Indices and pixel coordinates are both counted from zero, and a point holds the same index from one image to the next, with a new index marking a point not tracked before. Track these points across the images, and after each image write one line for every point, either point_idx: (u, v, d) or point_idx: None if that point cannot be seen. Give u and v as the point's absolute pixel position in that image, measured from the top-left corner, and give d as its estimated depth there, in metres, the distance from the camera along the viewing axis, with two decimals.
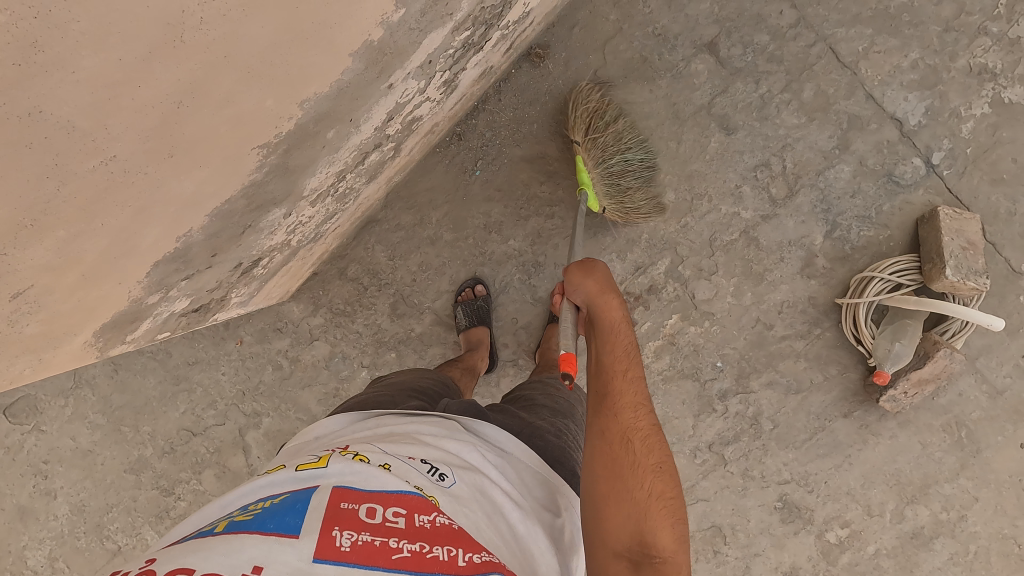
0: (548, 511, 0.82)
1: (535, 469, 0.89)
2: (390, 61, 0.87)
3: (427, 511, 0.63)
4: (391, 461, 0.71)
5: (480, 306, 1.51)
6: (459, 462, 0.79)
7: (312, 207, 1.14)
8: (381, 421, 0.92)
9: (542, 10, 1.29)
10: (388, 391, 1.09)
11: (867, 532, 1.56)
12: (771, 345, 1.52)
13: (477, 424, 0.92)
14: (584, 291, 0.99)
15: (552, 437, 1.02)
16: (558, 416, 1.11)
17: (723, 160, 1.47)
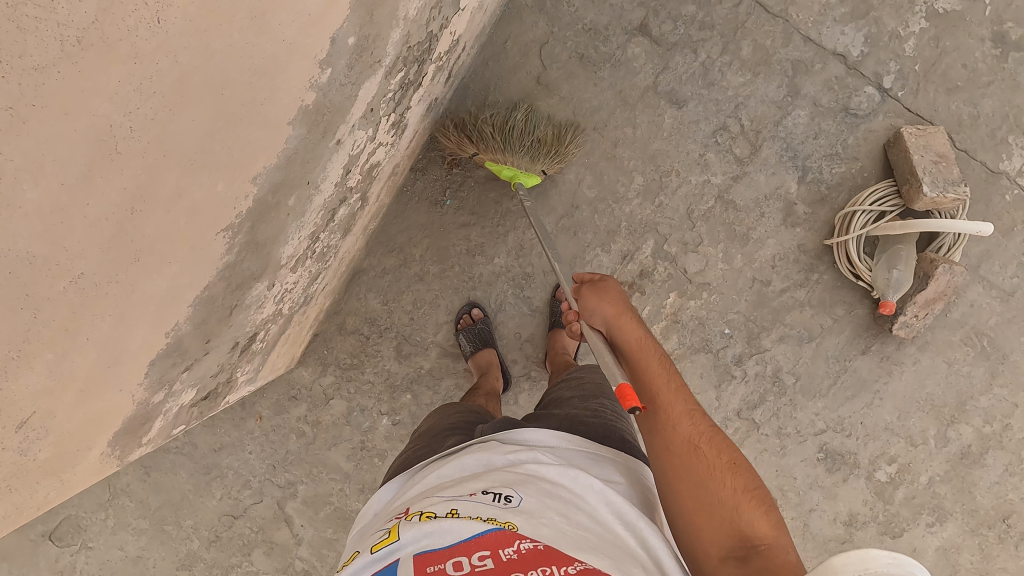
0: (614, 483, 0.84)
1: (589, 451, 0.90)
2: (331, 118, 0.90)
3: (509, 540, 0.64)
4: (456, 505, 0.70)
5: (481, 329, 1.52)
6: (516, 474, 0.79)
7: (294, 272, 1.16)
8: (427, 470, 0.90)
9: (470, 34, 1.32)
10: (422, 441, 1.07)
11: (915, 463, 1.55)
12: (774, 301, 1.51)
13: (515, 432, 0.92)
14: (601, 316, 0.99)
15: (591, 418, 1.02)
16: (590, 399, 1.11)
17: (680, 133, 1.49)
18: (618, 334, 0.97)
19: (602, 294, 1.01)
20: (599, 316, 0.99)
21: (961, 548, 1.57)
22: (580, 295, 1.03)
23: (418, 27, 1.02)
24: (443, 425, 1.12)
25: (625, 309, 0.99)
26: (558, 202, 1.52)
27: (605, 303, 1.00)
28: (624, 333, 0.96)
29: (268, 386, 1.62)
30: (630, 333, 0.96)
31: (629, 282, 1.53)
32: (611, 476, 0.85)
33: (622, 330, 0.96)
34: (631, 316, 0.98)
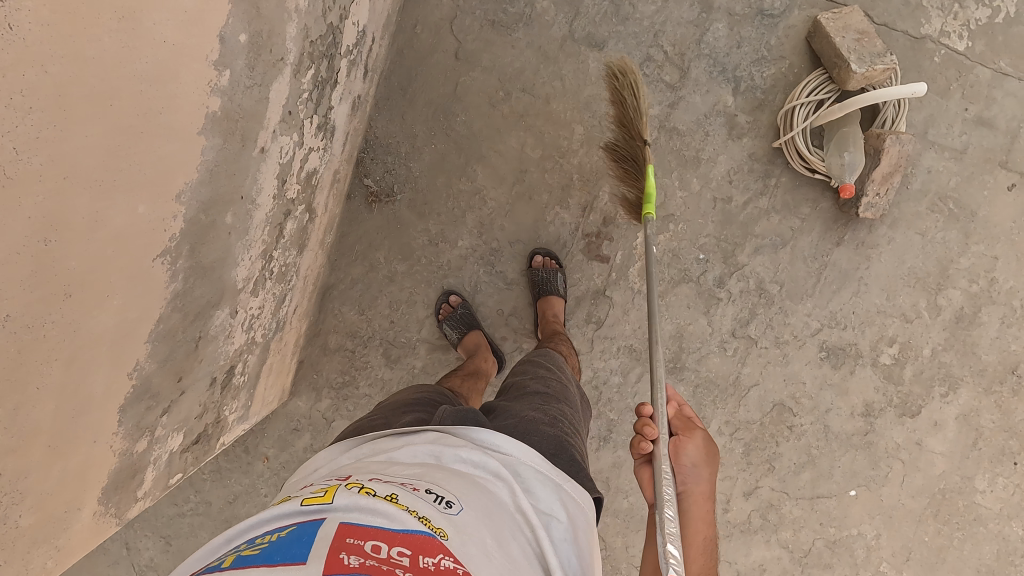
0: (559, 517, 0.78)
1: (543, 469, 0.84)
2: (247, 125, 0.88)
3: (433, 549, 0.59)
4: (396, 490, 0.67)
5: (462, 313, 1.51)
6: (464, 482, 0.75)
7: (256, 296, 1.14)
8: (376, 447, 0.88)
9: (376, 23, 1.31)
10: (380, 412, 1.06)
11: (915, 338, 1.56)
12: (739, 215, 1.52)
13: (475, 431, 0.88)
14: (691, 483, 0.91)
15: (547, 428, 1.00)
16: (550, 401, 1.10)
17: (608, 75, 1.48)
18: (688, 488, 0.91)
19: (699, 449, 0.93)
20: (689, 478, 0.92)
21: (980, 410, 1.58)
22: (688, 445, 0.94)
23: (315, 19, 1.00)
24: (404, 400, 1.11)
25: (711, 496, 0.92)
26: (505, 171, 1.51)
27: (705, 476, 0.92)
28: (693, 495, 0.91)
29: (267, 425, 1.59)
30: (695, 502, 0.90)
31: (595, 232, 1.53)
32: (550, 505, 0.79)
33: (692, 492, 0.91)
34: (710, 501, 0.92)
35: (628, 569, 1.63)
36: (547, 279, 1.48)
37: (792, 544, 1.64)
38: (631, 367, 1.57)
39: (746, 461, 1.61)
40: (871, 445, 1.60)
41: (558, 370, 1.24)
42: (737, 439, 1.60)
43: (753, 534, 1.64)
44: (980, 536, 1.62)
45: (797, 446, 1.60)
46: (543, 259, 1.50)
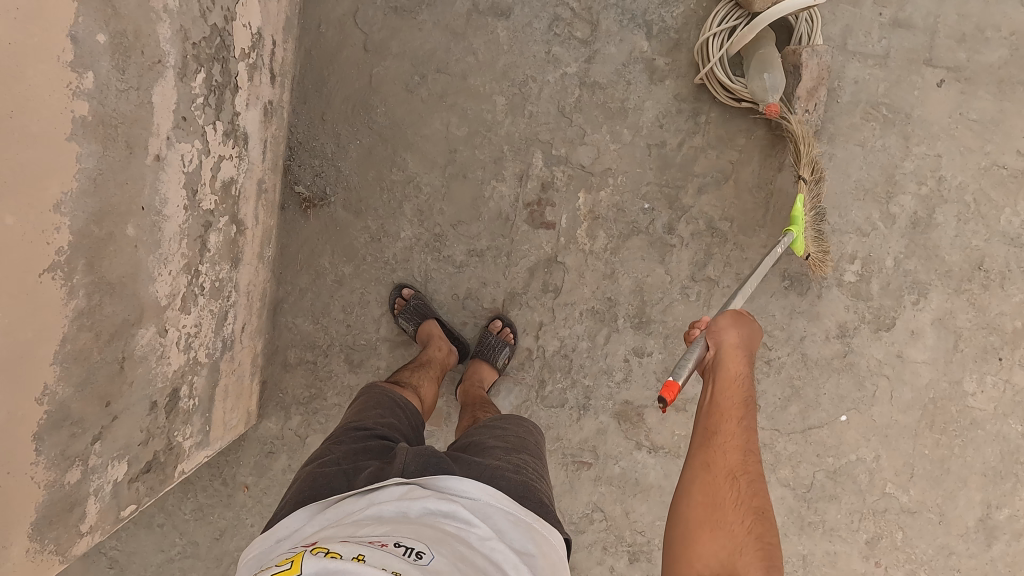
0: (530, 553, 0.80)
1: (510, 510, 0.86)
2: (130, 130, 0.86)
3: None
4: (364, 549, 0.65)
5: (417, 305, 1.48)
6: (432, 532, 0.74)
7: (188, 313, 1.11)
8: (337, 510, 0.85)
9: (273, 25, 1.29)
10: (334, 452, 1.02)
11: (875, 250, 1.54)
12: (677, 157, 1.50)
13: (440, 478, 0.88)
14: (722, 339, 1.07)
15: (512, 474, 0.98)
16: (512, 452, 1.07)
17: (519, 41, 1.47)
18: (722, 356, 1.06)
19: (733, 325, 1.08)
20: (720, 336, 1.07)
21: (954, 312, 1.56)
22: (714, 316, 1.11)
23: (192, 19, 0.98)
24: (357, 428, 1.08)
25: (742, 347, 1.07)
26: (435, 155, 1.49)
27: (731, 329, 1.08)
28: (726, 364, 1.04)
29: (241, 453, 1.55)
30: (730, 369, 1.04)
31: (536, 200, 1.51)
32: (523, 545, 0.80)
33: (724, 361, 1.05)
34: (743, 354, 1.07)
35: (632, 536, 1.60)
36: (494, 345, 1.49)
37: (793, 481, 1.60)
38: (597, 329, 1.54)
39: None
40: (852, 366, 1.57)
41: (517, 419, 1.21)
42: None
43: None
44: (980, 439, 1.59)
45: (779, 380, 1.57)
46: (500, 326, 1.52)
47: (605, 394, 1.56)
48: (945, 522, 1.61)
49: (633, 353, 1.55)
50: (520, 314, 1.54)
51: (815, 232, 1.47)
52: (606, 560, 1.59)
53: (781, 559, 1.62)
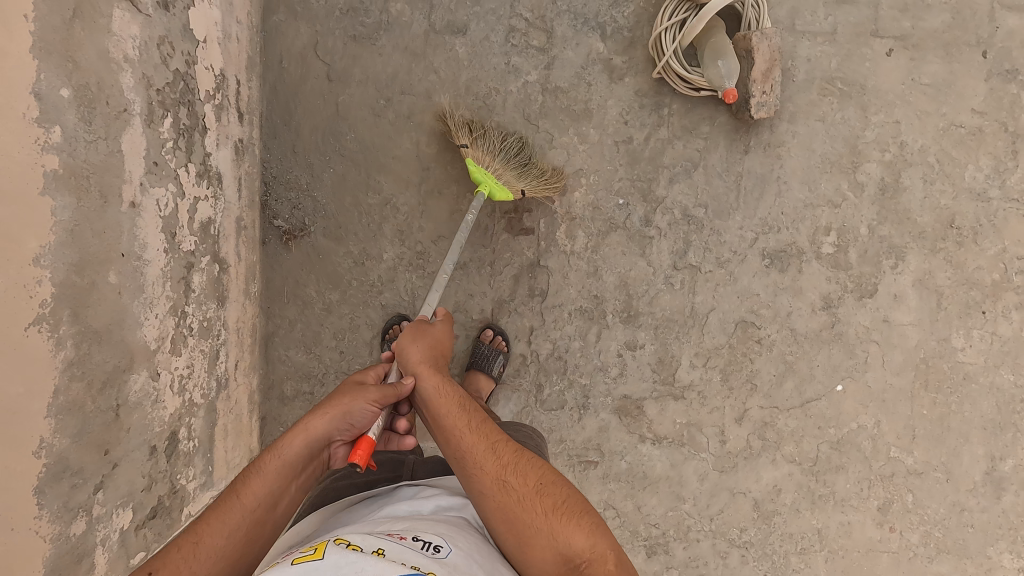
0: None
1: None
2: (102, 180, 0.88)
3: None
4: (382, 543, 0.65)
5: None
6: (444, 530, 0.75)
7: (179, 355, 1.12)
8: (343, 520, 0.86)
9: (235, 65, 1.32)
10: (343, 468, 1.05)
11: (849, 220, 1.57)
12: (645, 151, 1.53)
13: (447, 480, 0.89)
14: (406, 363, 0.96)
15: None
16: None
17: (479, 55, 1.50)
18: (419, 380, 0.93)
19: (418, 333, 1.01)
20: (407, 362, 0.96)
21: (933, 271, 1.59)
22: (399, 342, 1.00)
23: (154, 67, 1.00)
24: None
25: (425, 361, 0.96)
26: (409, 174, 1.51)
27: (414, 348, 0.97)
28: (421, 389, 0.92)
29: None
30: (426, 389, 0.92)
31: (513, 208, 1.53)
32: None
33: (419, 382, 0.92)
34: (429, 367, 0.94)
35: (647, 530, 1.61)
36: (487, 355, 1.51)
37: (799, 456, 1.61)
38: (588, 328, 1.56)
39: (727, 387, 1.59)
40: (842, 336, 1.60)
41: (518, 426, 1.23)
42: (712, 368, 1.58)
43: (757, 457, 1.61)
44: (975, 393, 1.61)
45: (772, 358, 1.59)
46: (492, 335, 1.52)
47: (603, 391, 1.57)
48: (952, 480, 1.62)
49: (626, 347, 1.57)
50: (510, 321, 1.55)
51: (526, 166, 1.46)
52: None
53: (797, 536, 1.63)
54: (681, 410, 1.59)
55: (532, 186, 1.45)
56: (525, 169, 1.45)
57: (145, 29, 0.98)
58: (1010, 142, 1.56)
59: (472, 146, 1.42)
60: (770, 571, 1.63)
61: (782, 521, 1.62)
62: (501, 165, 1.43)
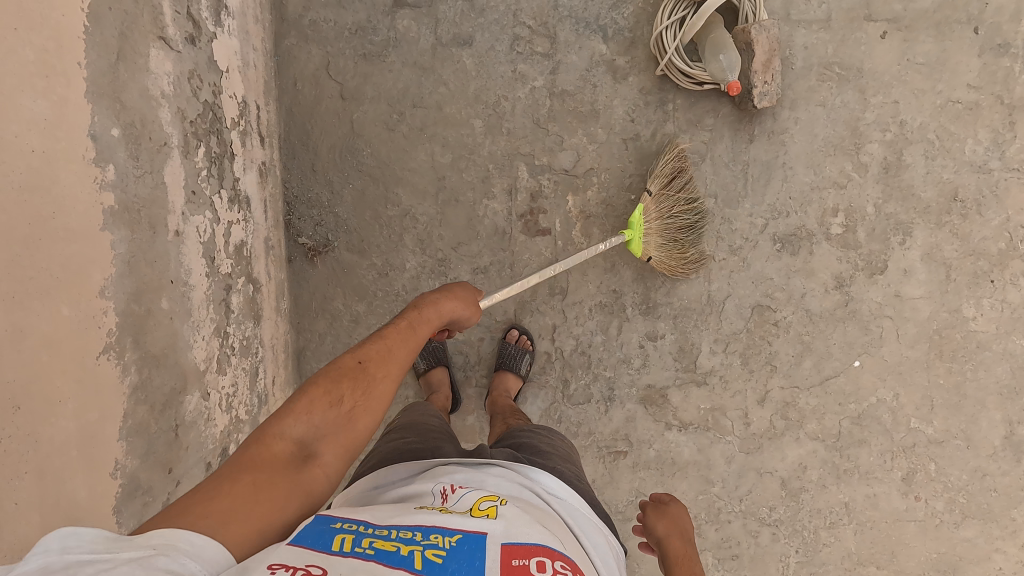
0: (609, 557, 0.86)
1: (594, 518, 0.91)
2: (151, 212, 0.92)
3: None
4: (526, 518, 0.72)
5: (434, 346, 1.56)
6: (554, 519, 0.81)
7: (225, 374, 1.16)
8: (440, 470, 0.91)
9: (254, 91, 1.36)
10: (413, 436, 1.12)
11: (854, 200, 1.62)
12: (653, 147, 1.58)
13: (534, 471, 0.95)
14: (658, 534, 0.97)
15: (578, 482, 1.07)
16: (569, 462, 1.15)
17: (486, 65, 1.55)
18: (663, 546, 0.95)
19: (664, 514, 0.99)
20: (657, 532, 0.97)
21: (940, 244, 1.63)
22: (651, 511, 1.01)
23: (186, 100, 1.05)
24: (427, 425, 1.18)
25: (681, 534, 0.97)
26: (426, 185, 1.56)
27: (663, 522, 0.98)
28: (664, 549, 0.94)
29: None
30: (670, 549, 0.94)
31: (528, 210, 1.57)
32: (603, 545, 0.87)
33: (665, 547, 0.94)
34: (685, 541, 0.96)
35: None
36: (514, 354, 1.55)
37: (822, 434, 1.66)
38: (609, 322, 1.60)
39: (748, 371, 1.63)
40: (855, 313, 1.64)
41: (563, 436, 1.29)
42: (731, 353, 1.63)
43: (781, 437, 1.65)
44: (989, 360, 1.65)
45: (789, 339, 1.63)
46: (516, 335, 1.58)
47: (628, 382, 1.62)
48: (973, 446, 1.66)
49: (647, 338, 1.61)
50: (532, 320, 1.60)
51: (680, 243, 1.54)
52: None
53: (825, 511, 1.67)
54: (704, 396, 1.63)
55: (665, 259, 1.54)
56: (672, 220, 1.54)
57: (177, 65, 1.02)
58: (1007, 114, 1.60)
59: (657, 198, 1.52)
60: (802, 547, 1.67)
61: (810, 498, 1.66)
62: (664, 231, 1.53)
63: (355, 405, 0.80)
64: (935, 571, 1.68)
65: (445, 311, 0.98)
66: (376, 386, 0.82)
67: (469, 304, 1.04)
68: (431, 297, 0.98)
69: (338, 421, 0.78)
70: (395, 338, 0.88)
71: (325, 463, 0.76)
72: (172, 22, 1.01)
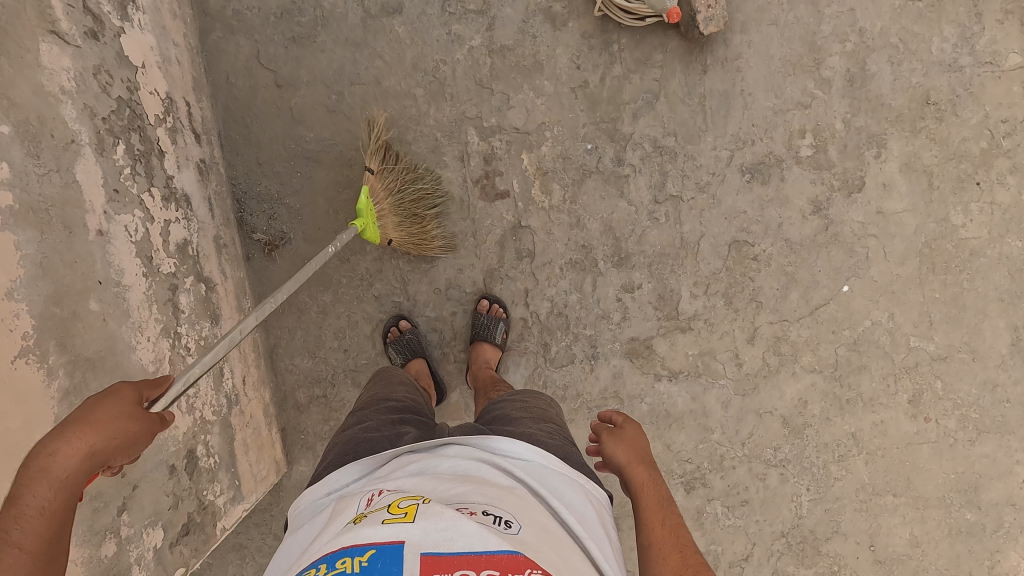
0: (585, 514, 0.84)
1: (565, 474, 0.90)
2: (63, 211, 0.89)
3: (520, 566, 0.60)
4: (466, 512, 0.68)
5: (410, 339, 1.51)
6: (510, 496, 0.77)
7: (181, 375, 1.13)
8: (399, 461, 0.90)
9: (181, 87, 1.32)
10: (374, 421, 1.08)
11: (822, 119, 1.54)
12: (603, 92, 1.52)
13: (492, 441, 0.93)
14: (620, 461, 0.95)
15: (549, 440, 1.02)
16: (540, 422, 1.10)
17: (420, 31, 1.50)
18: (628, 476, 0.93)
19: (623, 440, 0.97)
20: (619, 459, 0.95)
21: (918, 152, 1.55)
22: (610, 435, 0.99)
23: (95, 96, 1.01)
24: (390, 407, 1.14)
25: (642, 459, 0.96)
26: None
27: (624, 448, 0.96)
28: (632, 480, 0.93)
29: (282, 505, 1.57)
30: (636, 477, 0.93)
31: (483, 174, 1.52)
32: (575, 502, 0.85)
33: (630, 478, 0.93)
34: (647, 466, 0.95)
35: (681, 466, 1.61)
36: (489, 325, 1.51)
37: (819, 366, 1.59)
38: (582, 279, 1.55)
39: (733, 310, 1.57)
40: (838, 236, 1.57)
41: (540, 395, 1.25)
42: (713, 295, 1.57)
43: (777, 374, 1.59)
44: (985, 267, 1.58)
45: (772, 272, 1.57)
46: (489, 304, 1.53)
47: (610, 338, 1.57)
48: (979, 357, 1.59)
49: (624, 291, 1.56)
50: (503, 287, 1.55)
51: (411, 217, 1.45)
52: None
53: (832, 445, 1.61)
54: (690, 341, 1.58)
55: (406, 239, 1.45)
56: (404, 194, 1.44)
57: (78, 60, 0.98)
58: (972, 6, 1.52)
59: (379, 175, 1.39)
60: (813, 485, 1.61)
61: (815, 433, 1.61)
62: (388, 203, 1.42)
63: None
64: (955, 492, 1.62)
65: (68, 463, 0.69)
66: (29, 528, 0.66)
67: (137, 415, 0.78)
68: (55, 435, 0.70)
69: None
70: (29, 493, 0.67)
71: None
72: (66, 16, 0.96)
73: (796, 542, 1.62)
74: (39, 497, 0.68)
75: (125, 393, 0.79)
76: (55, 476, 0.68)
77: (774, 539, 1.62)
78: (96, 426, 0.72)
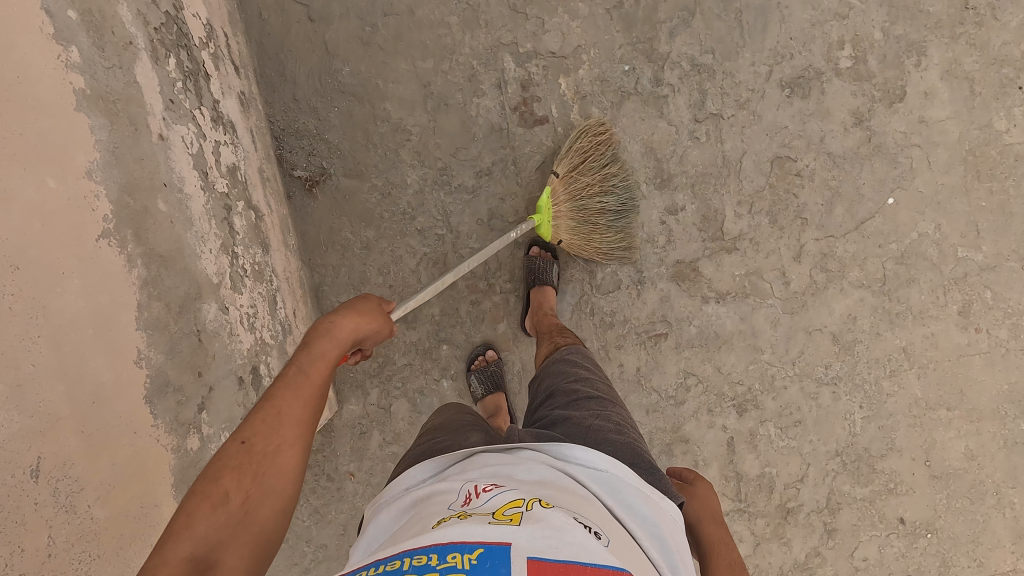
0: (659, 534, 0.77)
1: (639, 486, 0.83)
2: (127, 108, 0.88)
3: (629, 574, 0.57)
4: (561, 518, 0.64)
5: (494, 370, 1.55)
6: (594, 510, 0.72)
7: (241, 293, 1.12)
8: (470, 462, 0.84)
9: (218, 18, 1.31)
10: (443, 432, 1.05)
11: (860, 29, 1.52)
12: (639, 11, 1.49)
13: (563, 448, 0.87)
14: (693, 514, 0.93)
15: (617, 435, 0.97)
16: (607, 412, 1.05)
17: None
18: (698, 530, 0.91)
19: (694, 497, 0.96)
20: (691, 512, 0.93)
21: (959, 58, 1.53)
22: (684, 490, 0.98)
23: (146, 5, 0.99)
24: (457, 422, 1.11)
25: (715, 520, 0.94)
26: (413, 95, 1.50)
27: (698, 505, 0.95)
28: (703, 534, 0.90)
29: (336, 443, 1.58)
30: (709, 534, 0.90)
31: (521, 101, 1.51)
32: (650, 521, 0.78)
33: (702, 534, 0.90)
34: (720, 527, 0.92)
35: (732, 389, 1.60)
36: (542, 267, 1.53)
37: (867, 281, 1.58)
38: (625, 204, 1.54)
39: (778, 229, 1.56)
40: (881, 148, 1.55)
41: (607, 382, 1.19)
42: (758, 214, 1.55)
43: (825, 291, 1.58)
44: None
45: (816, 187, 1.55)
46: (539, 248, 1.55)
47: (656, 262, 1.56)
48: None
49: (668, 214, 1.55)
50: None
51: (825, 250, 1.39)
52: (716, 421, 1.61)
53: (884, 360, 1.60)
54: (737, 262, 1.56)
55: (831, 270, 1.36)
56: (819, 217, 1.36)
57: None
58: None
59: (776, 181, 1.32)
60: (865, 402, 1.60)
61: (865, 349, 1.59)
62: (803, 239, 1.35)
63: (246, 497, 0.72)
64: (1010, 403, 1.59)
65: (334, 340, 0.88)
66: (296, 393, 0.81)
67: (382, 313, 0.99)
68: (329, 316, 0.91)
69: (230, 522, 0.70)
70: (284, 393, 0.80)
71: (230, 569, 0.68)
72: None
73: (851, 460, 1.62)
74: (292, 395, 0.81)
75: (368, 301, 0.99)
76: (323, 354, 0.86)
77: (828, 458, 1.62)
78: (347, 325, 0.91)
